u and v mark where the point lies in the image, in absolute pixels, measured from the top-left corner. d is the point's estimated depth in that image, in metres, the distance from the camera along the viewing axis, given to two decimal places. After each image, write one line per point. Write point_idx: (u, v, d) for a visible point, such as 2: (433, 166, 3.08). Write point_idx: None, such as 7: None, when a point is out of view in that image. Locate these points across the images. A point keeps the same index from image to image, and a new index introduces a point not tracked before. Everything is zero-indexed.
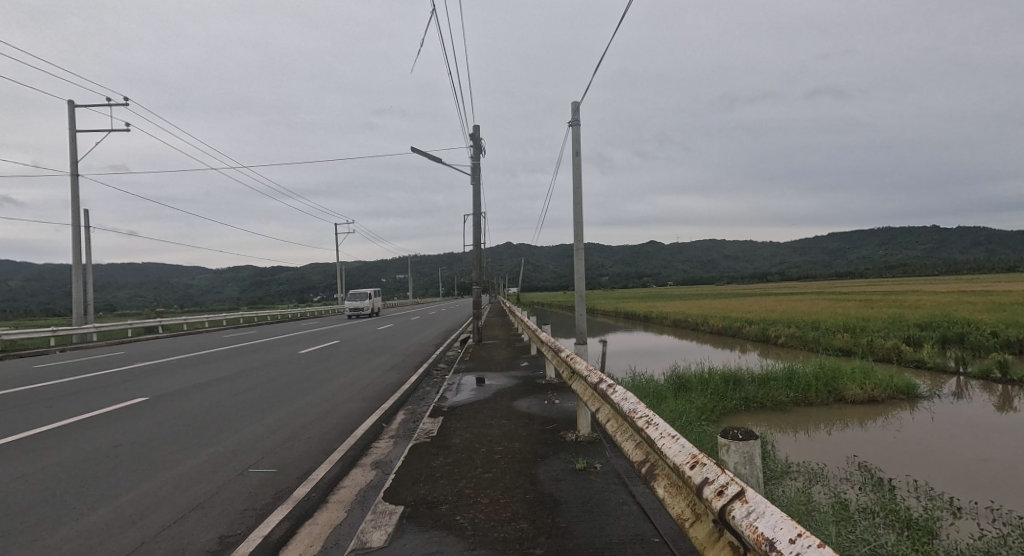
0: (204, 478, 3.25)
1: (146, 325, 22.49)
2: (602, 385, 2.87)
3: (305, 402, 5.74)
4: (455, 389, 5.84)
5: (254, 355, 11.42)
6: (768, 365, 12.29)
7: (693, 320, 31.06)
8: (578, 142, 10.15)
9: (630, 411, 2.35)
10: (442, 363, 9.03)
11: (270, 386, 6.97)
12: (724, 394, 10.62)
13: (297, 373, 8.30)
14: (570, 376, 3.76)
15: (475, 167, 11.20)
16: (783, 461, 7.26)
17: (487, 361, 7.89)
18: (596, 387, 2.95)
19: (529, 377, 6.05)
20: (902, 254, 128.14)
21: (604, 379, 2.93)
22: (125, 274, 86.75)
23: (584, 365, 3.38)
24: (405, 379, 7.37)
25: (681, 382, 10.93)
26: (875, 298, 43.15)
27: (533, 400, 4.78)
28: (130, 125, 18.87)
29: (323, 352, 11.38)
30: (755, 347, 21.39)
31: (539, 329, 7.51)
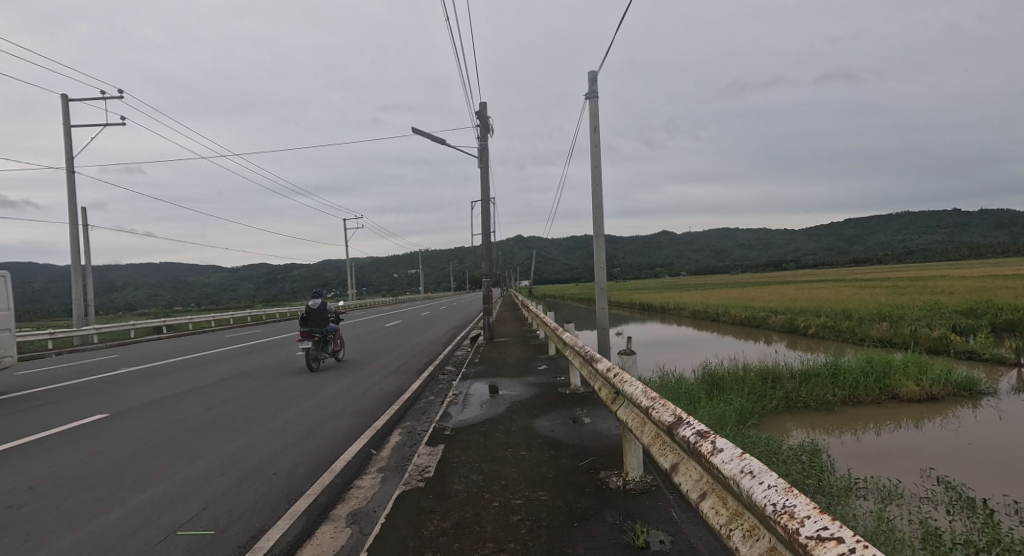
0: (115, 546, 2.41)
1: (150, 325, 21.95)
2: (682, 428, 1.82)
3: (287, 418, 4.91)
4: (463, 400, 4.93)
5: (251, 358, 10.65)
6: (807, 359, 11.25)
7: (714, 311, 29.74)
8: (596, 116, 9.13)
9: (764, 499, 1.30)
10: (450, 364, 8.15)
11: (255, 396, 6.18)
12: (762, 394, 9.59)
13: (290, 378, 7.51)
14: (613, 397, 2.75)
15: (482, 149, 10.23)
16: (845, 475, 6.29)
17: (499, 363, 6.96)
18: (668, 428, 1.92)
19: (550, 386, 5.10)
20: (924, 239, 124.69)
21: (685, 419, 1.88)
22: (140, 274, 87.59)
23: (640, 388, 2.35)
24: (406, 386, 6.49)
25: (714, 381, 9.91)
26: (902, 283, 41.49)
27: (556, 418, 3.85)
28: (124, 117, 18.31)
29: (323, 352, 10.59)
30: (783, 339, 20.16)
31: (559, 325, 6.56)
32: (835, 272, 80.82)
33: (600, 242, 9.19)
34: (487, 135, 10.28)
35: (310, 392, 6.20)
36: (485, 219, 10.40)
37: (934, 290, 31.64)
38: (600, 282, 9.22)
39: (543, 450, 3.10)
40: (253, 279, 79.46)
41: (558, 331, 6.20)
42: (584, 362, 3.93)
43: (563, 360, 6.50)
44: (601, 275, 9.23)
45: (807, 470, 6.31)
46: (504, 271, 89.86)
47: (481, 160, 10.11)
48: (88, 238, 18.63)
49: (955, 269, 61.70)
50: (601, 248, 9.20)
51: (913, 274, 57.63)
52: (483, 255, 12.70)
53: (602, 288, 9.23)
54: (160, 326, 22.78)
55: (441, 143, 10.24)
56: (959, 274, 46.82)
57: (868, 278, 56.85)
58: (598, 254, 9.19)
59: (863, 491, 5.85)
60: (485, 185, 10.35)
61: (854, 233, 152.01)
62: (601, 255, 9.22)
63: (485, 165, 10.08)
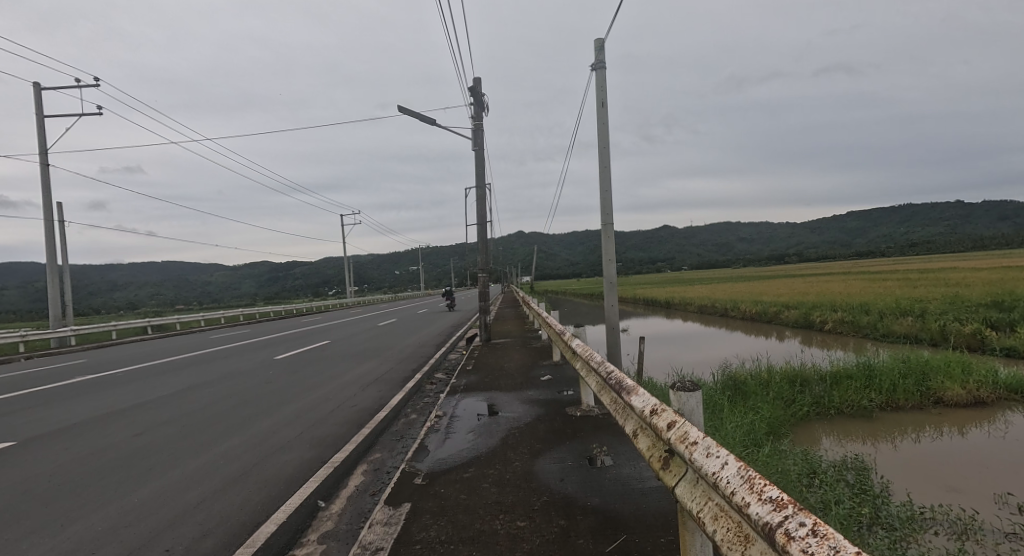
0: None
1: (135, 326, 21.03)
2: None
3: (228, 447, 3.87)
4: (447, 422, 3.95)
5: (226, 362, 9.75)
6: (836, 358, 10.22)
7: (722, 306, 28.68)
8: (601, 91, 8.14)
9: None
10: (441, 371, 7.18)
11: (203, 412, 5.13)
12: (790, 398, 8.61)
13: (254, 388, 6.45)
14: (672, 465, 1.81)
15: (475, 129, 9.22)
16: (905, 502, 5.28)
17: (495, 371, 5.94)
18: None
19: (555, 406, 4.10)
20: (930, 231, 123.16)
21: None
22: (138, 273, 86.87)
23: (743, 481, 1.40)
24: (384, 399, 5.50)
25: (738, 385, 8.89)
26: (915, 276, 40.51)
27: (566, 461, 2.83)
28: (101, 107, 17.35)
29: (304, 356, 9.59)
30: (797, 336, 19.16)
31: (565, 327, 5.57)
32: (842, 264, 79.73)
33: (608, 232, 8.21)
34: (482, 113, 9.25)
35: (271, 408, 5.19)
36: (480, 208, 9.43)
37: (948, 282, 30.58)
38: (609, 277, 8.24)
39: (551, 524, 2.11)
40: (252, 277, 78.55)
41: (562, 334, 5.26)
42: (605, 382, 2.96)
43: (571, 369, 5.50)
44: (610, 269, 8.25)
45: (859, 497, 5.30)
46: (505, 267, 88.88)
47: (476, 141, 9.10)
48: (65, 235, 17.71)
49: (965, 260, 60.45)
50: (610, 239, 8.20)
51: (919, 267, 56.41)
52: (479, 248, 11.72)
53: (611, 283, 8.26)
54: (146, 327, 21.84)
55: (431, 124, 9.23)
56: (971, 267, 45.89)
57: (877, 270, 55.71)
58: (606, 246, 8.20)
59: (930, 525, 4.85)
60: (480, 170, 9.36)
61: (858, 225, 150.73)
62: (609, 247, 8.24)
63: (479, 148, 9.11)
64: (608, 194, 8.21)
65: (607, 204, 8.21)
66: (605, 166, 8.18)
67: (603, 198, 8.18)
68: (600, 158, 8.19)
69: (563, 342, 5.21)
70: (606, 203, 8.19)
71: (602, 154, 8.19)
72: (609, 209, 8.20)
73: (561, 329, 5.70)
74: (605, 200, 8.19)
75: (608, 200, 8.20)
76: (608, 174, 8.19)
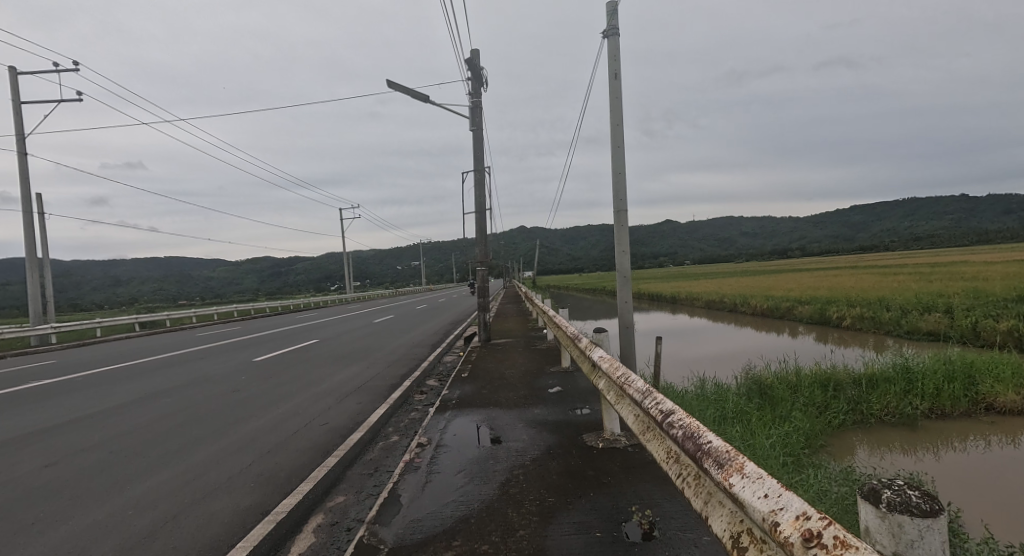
0: None
1: (123, 321, 20.24)
2: None
3: (150, 485, 3.05)
4: (432, 453, 3.10)
5: (202, 364, 8.94)
6: (869, 359, 9.32)
7: (731, 301, 27.79)
8: (612, 61, 7.25)
9: None
10: (435, 377, 6.32)
11: (144, 432, 4.27)
12: (822, 403, 7.78)
13: (218, 398, 5.58)
14: None
15: (473, 107, 8.33)
16: (986, 538, 4.38)
17: (494, 379, 5.07)
18: None
19: (569, 433, 3.22)
20: (937, 224, 121.73)
21: None
22: (138, 267, 86.38)
23: None
24: (362, 414, 4.64)
25: (766, 391, 7.99)
26: (927, 270, 39.54)
27: (594, 532, 1.98)
28: (82, 93, 16.43)
29: (287, 358, 8.77)
30: (813, 333, 18.27)
31: (577, 330, 4.69)
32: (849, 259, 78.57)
33: (621, 219, 7.33)
34: (480, 90, 8.36)
35: (224, 429, 4.31)
36: (479, 194, 8.54)
37: (965, 276, 29.60)
38: (622, 269, 7.37)
39: None
40: (251, 272, 77.82)
41: (575, 337, 4.40)
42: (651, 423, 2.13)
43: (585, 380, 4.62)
44: (624, 260, 7.38)
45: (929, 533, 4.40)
46: (507, 261, 88.10)
47: (473, 120, 8.21)
48: (45, 228, 16.88)
49: (975, 254, 59.23)
50: (622, 227, 7.33)
51: (928, 260, 55.46)
52: (478, 240, 10.85)
53: (624, 276, 7.38)
54: (134, 323, 21.06)
55: (424, 101, 8.34)
56: (984, 260, 44.71)
57: (885, 264, 54.85)
58: (619, 234, 7.33)
59: None
60: (479, 153, 8.48)
61: (862, 219, 149.40)
62: (623, 236, 7.36)
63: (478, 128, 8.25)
64: (621, 177, 7.34)
65: (620, 188, 7.33)
66: (618, 146, 7.31)
67: (616, 181, 7.31)
68: (613, 137, 7.31)
69: (575, 347, 4.35)
70: (619, 187, 7.31)
71: (614, 133, 7.31)
72: (622, 194, 7.33)
73: (571, 330, 4.84)
74: (618, 183, 7.32)
75: (621, 183, 7.33)
76: (621, 155, 7.32)
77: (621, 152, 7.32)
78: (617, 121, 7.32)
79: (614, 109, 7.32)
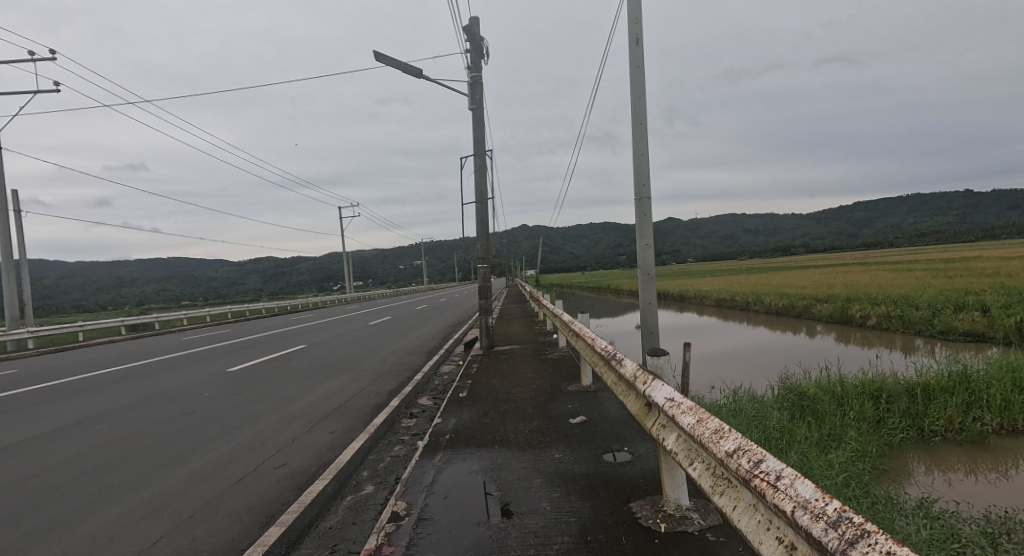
0: None
1: (106, 325, 19.28)
2: None
3: None
4: (415, 531, 2.12)
5: (170, 374, 8.00)
6: (918, 365, 8.28)
7: (742, 299, 26.74)
8: (632, 25, 6.28)
9: None
10: (429, 395, 5.34)
11: (41, 485, 3.28)
12: (874, 417, 6.77)
13: (161, 425, 4.58)
14: None
15: (473, 83, 7.35)
16: None
17: (500, 403, 4.08)
18: None
19: (610, 499, 2.25)
20: (944, 219, 120.23)
21: None
22: (137, 267, 85.78)
23: None
24: (332, 449, 3.68)
25: (808, 404, 6.95)
26: (940, 265, 38.40)
27: None
28: (58, 83, 15.35)
29: (266, 367, 7.77)
30: (833, 333, 17.27)
31: (606, 344, 3.69)
32: (857, 255, 77.27)
33: (644, 208, 6.35)
34: (480, 63, 7.38)
35: (144, 479, 3.31)
36: (480, 180, 7.55)
37: (984, 272, 28.50)
38: (645, 266, 6.39)
39: None
40: (251, 272, 77.00)
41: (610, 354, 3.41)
42: None
43: (615, 410, 3.60)
44: (648, 255, 6.38)
45: None
46: (508, 260, 87.08)
47: (473, 97, 7.24)
48: (21, 226, 15.92)
49: (985, 249, 58.07)
50: (645, 216, 6.35)
51: (939, 256, 54.38)
52: (478, 235, 9.86)
53: (647, 274, 6.40)
54: (120, 327, 20.10)
55: (416, 77, 7.36)
56: (997, 255, 43.48)
57: (894, 260, 53.88)
58: (641, 225, 6.35)
59: None
60: (479, 135, 7.51)
61: (868, 215, 147.88)
62: (645, 227, 6.38)
63: (478, 108, 7.30)
64: (643, 158, 6.35)
65: (642, 171, 6.34)
66: (639, 124, 6.33)
67: (638, 163, 6.32)
68: (634, 113, 6.35)
69: (609, 368, 3.37)
70: (641, 171, 6.33)
71: (636, 108, 6.34)
72: (645, 179, 6.34)
73: (599, 343, 3.84)
74: (640, 166, 6.34)
75: (643, 165, 6.34)
76: (643, 133, 6.34)
77: (643, 130, 6.34)
78: (639, 95, 6.34)
79: (634, 82, 6.36)
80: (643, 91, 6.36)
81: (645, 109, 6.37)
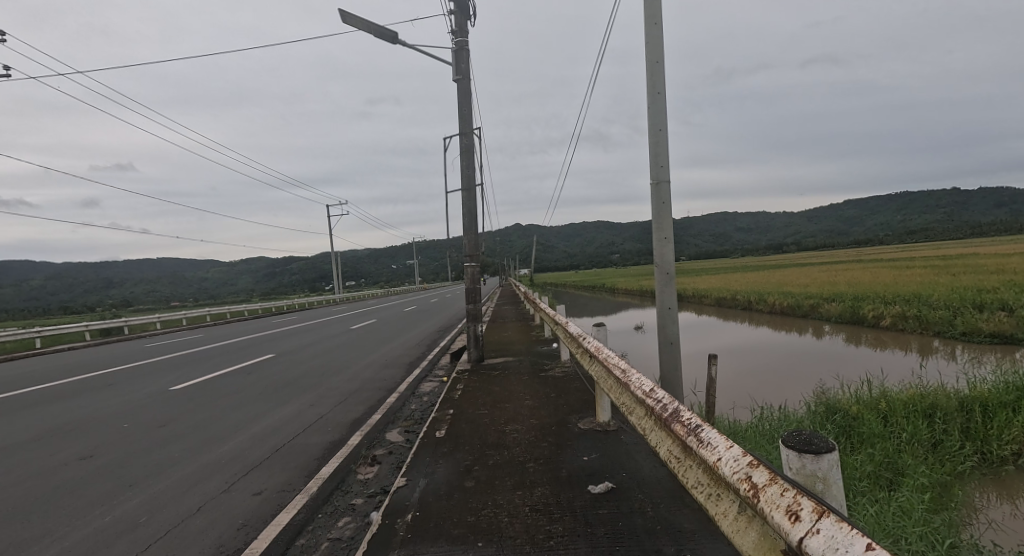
0: None
1: (68, 329, 18.01)
2: None
3: None
4: None
5: (105, 392, 6.87)
6: (965, 375, 7.26)
7: (744, 298, 25.86)
8: None
9: None
10: (400, 428, 4.23)
11: None
12: (932, 441, 5.70)
13: (36, 478, 3.41)
14: None
15: (457, 48, 6.28)
16: None
17: (488, 452, 2.98)
18: None
19: None
20: (935, 217, 120.65)
21: None
22: (120, 267, 83.73)
23: None
24: (246, 525, 2.59)
25: (854, 427, 5.84)
26: (940, 262, 37.76)
27: None
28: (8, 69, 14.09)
29: (216, 385, 6.59)
30: (843, 333, 16.39)
31: (639, 381, 2.52)
32: (850, 253, 77.00)
33: (663, 194, 5.30)
34: (466, 25, 6.29)
35: None
36: (466, 162, 6.47)
37: (987, 268, 27.83)
38: (664, 263, 5.33)
39: None
40: (239, 272, 75.47)
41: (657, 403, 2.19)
42: None
43: (655, 479, 2.46)
44: (666, 251, 5.33)
45: None
46: (501, 259, 86.16)
47: (457, 68, 6.19)
48: None
49: (979, 247, 57.88)
50: (664, 205, 5.29)
51: (935, 253, 53.97)
52: (467, 229, 8.76)
53: (666, 273, 5.34)
54: (84, 331, 18.79)
55: (391, 42, 6.29)
56: (993, 252, 43.01)
57: (889, 257, 53.39)
58: (659, 215, 5.30)
59: None
60: (465, 111, 6.43)
61: (860, 213, 148.25)
62: (664, 216, 5.31)
63: (463, 78, 6.25)
64: (661, 134, 5.30)
65: (661, 148, 5.29)
66: (656, 93, 5.29)
67: (655, 140, 5.28)
68: (650, 79, 5.31)
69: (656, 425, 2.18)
70: (658, 150, 5.28)
71: (652, 73, 5.30)
72: (664, 160, 5.29)
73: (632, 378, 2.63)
74: (657, 143, 5.29)
75: (661, 142, 5.29)
76: (661, 105, 5.30)
77: (660, 101, 5.29)
78: (656, 57, 5.29)
79: (650, 43, 5.32)
80: (661, 54, 5.31)
81: (663, 74, 5.32)
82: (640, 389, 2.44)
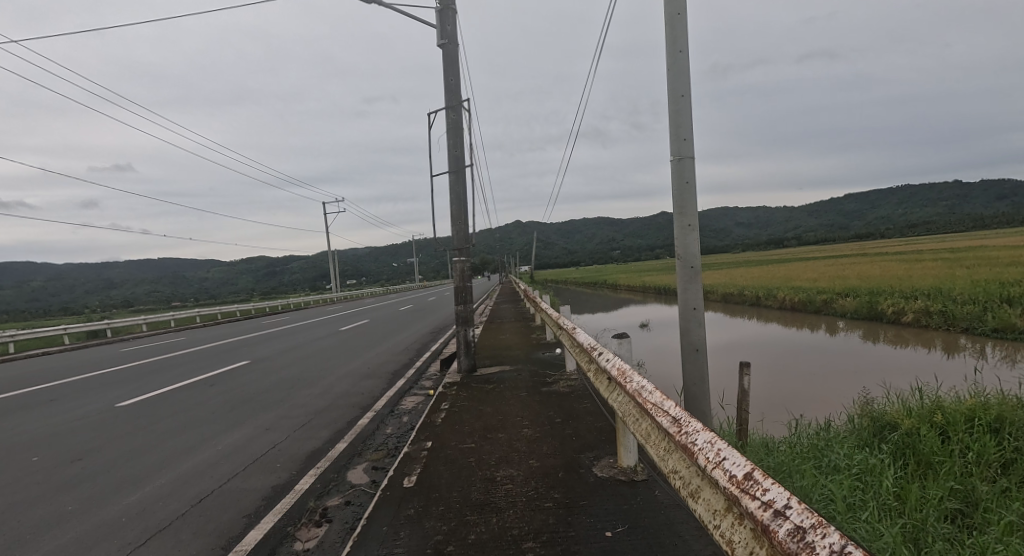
0: None
1: (44, 332, 17.07)
2: None
3: None
4: None
5: (45, 408, 6.01)
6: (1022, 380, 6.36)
7: (752, 293, 24.95)
8: None
9: None
10: (365, 463, 3.38)
11: None
12: (1004, 462, 4.80)
13: None
14: None
15: (442, 8, 5.41)
16: None
17: (470, 520, 2.11)
18: None
19: None
20: (938, 210, 119.45)
21: None
22: (115, 266, 82.75)
23: None
24: None
25: (911, 446, 4.94)
26: (950, 254, 36.74)
27: None
28: None
29: (171, 401, 5.75)
30: (860, 329, 15.52)
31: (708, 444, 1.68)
32: (854, 247, 75.87)
33: (685, 172, 4.43)
34: None
35: None
36: (453, 140, 5.60)
37: (1003, 260, 26.89)
38: (688, 255, 4.45)
39: None
40: (236, 271, 74.60)
41: (783, 524, 1.23)
42: None
43: None
44: (690, 241, 4.45)
45: None
46: (501, 256, 85.23)
47: (442, 31, 5.33)
48: None
49: (983, 238, 56.97)
50: (687, 185, 4.42)
51: (941, 246, 52.96)
52: (458, 221, 7.89)
53: (689, 267, 4.46)
54: (62, 334, 17.84)
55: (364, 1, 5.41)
56: (1001, 244, 42.05)
57: (896, 250, 52.41)
58: (681, 196, 4.42)
59: None
60: (452, 82, 5.57)
61: (862, 206, 147.03)
62: (687, 199, 4.43)
63: (449, 42, 5.37)
64: (683, 100, 4.42)
65: (683, 118, 4.41)
66: (676, 52, 4.42)
67: (675, 108, 4.42)
68: (669, 34, 4.44)
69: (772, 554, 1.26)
70: (679, 120, 4.41)
71: (672, 28, 4.43)
72: (686, 133, 4.42)
73: (697, 441, 1.72)
74: (678, 112, 4.41)
75: (682, 110, 4.41)
76: (682, 65, 4.43)
77: (681, 60, 4.42)
78: (677, 8, 4.41)
79: None
80: (682, 4, 4.43)
81: (685, 29, 4.44)
82: (721, 471, 1.54)
